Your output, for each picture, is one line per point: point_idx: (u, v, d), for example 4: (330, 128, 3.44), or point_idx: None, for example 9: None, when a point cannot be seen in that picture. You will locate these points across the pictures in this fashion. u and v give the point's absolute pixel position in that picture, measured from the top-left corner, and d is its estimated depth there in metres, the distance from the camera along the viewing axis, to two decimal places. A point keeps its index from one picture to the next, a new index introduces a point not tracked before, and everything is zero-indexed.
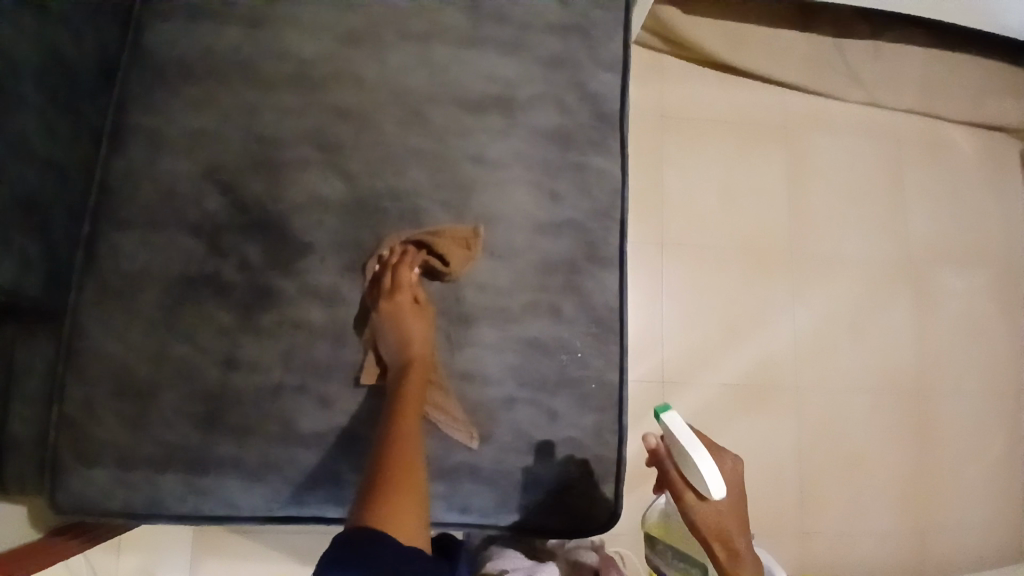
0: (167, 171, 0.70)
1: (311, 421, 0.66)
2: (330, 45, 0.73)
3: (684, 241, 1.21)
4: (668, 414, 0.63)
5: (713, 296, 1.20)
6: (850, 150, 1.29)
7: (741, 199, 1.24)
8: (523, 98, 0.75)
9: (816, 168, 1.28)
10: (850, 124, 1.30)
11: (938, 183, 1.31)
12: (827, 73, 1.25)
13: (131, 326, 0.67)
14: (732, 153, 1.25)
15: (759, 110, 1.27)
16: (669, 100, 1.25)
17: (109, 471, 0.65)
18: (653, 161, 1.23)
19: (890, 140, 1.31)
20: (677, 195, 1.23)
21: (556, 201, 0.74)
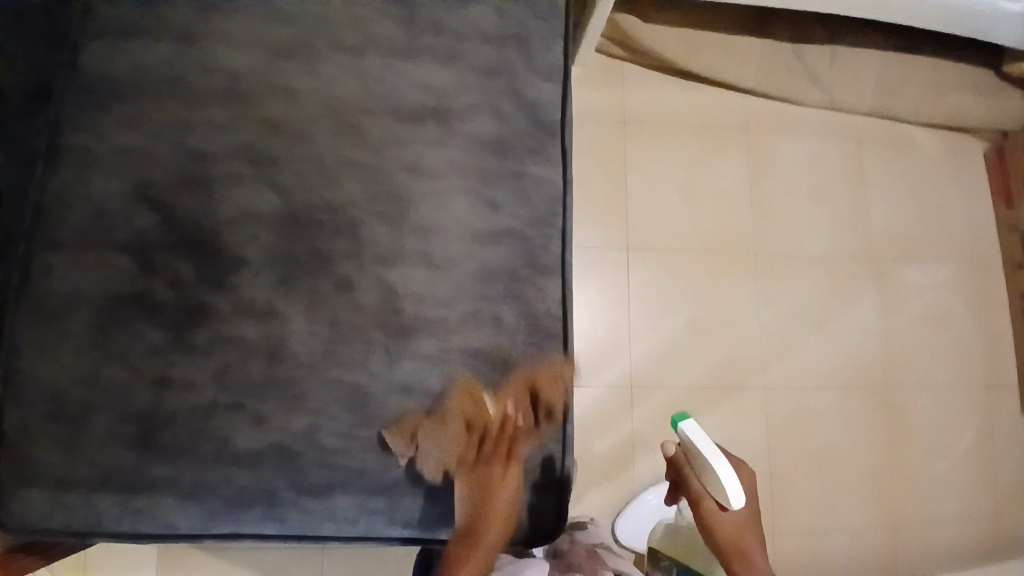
0: (97, 191, 0.69)
1: (246, 439, 0.66)
2: (262, 59, 0.73)
3: (648, 243, 1.21)
4: (685, 423, 0.64)
5: (680, 294, 1.20)
6: (808, 148, 1.30)
7: (703, 200, 1.25)
8: (459, 107, 0.75)
9: (776, 168, 1.29)
10: (807, 122, 1.31)
11: (900, 180, 1.33)
12: (788, 80, 1.25)
13: (62, 347, 0.66)
14: (695, 155, 1.26)
15: (719, 112, 1.28)
16: (628, 104, 1.26)
17: (39, 498, 0.64)
18: (615, 165, 1.23)
19: (848, 137, 1.32)
20: (640, 198, 1.23)
21: (494, 210, 0.74)
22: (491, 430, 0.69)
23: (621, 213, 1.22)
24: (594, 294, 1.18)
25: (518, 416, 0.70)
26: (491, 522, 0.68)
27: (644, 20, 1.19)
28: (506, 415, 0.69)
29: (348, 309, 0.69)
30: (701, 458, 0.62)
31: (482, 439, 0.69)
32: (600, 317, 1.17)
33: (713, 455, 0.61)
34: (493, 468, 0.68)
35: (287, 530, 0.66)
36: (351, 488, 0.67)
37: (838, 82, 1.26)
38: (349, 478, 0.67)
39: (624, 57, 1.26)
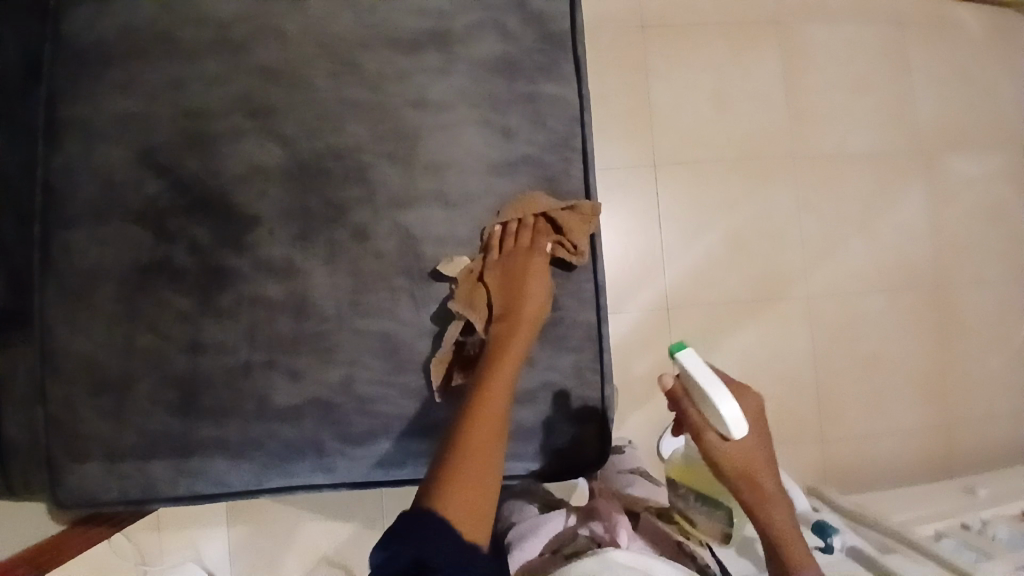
0: (101, 161, 0.67)
1: (284, 395, 0.66)
2: (245, 1, 0.68)
3: (677, 159, 1.15)
4: (683, 352, 0.59)
5: (714, 212, 1.14)
6: (845, 35, 1.19)
7: (734, 105, 1.16)
8: (460, 30, 0.70)
9: (811, 61, 1.18)
10: (843, 8, 1.19)
11: (950, 60, 1.20)
12: None
13: (94, 323, 0.66)
14: (722, 57, 1.16)
15: (745, 3, 1.17)
16: (644, 10, 1.16)
17: (99, 469, 0.67)
18: (635, 79, 1.15)
19: (890, 17, 1.20)
20: (666, 112, 1.15)
21: (508, 137, 0.70)
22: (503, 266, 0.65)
23: (644, 131, 1.15)
24: (622, 220, 1.13)
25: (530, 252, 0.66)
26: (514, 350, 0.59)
27: None
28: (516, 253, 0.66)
29: (368, 257, 0.67)
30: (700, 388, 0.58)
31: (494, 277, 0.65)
32: (632, 242, 1.13)
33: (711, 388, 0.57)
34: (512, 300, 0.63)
35: (336, 479, 0.67)
36: (394, 433, 0.67)
37: None
38: (391, 424, 0.67)
39: None
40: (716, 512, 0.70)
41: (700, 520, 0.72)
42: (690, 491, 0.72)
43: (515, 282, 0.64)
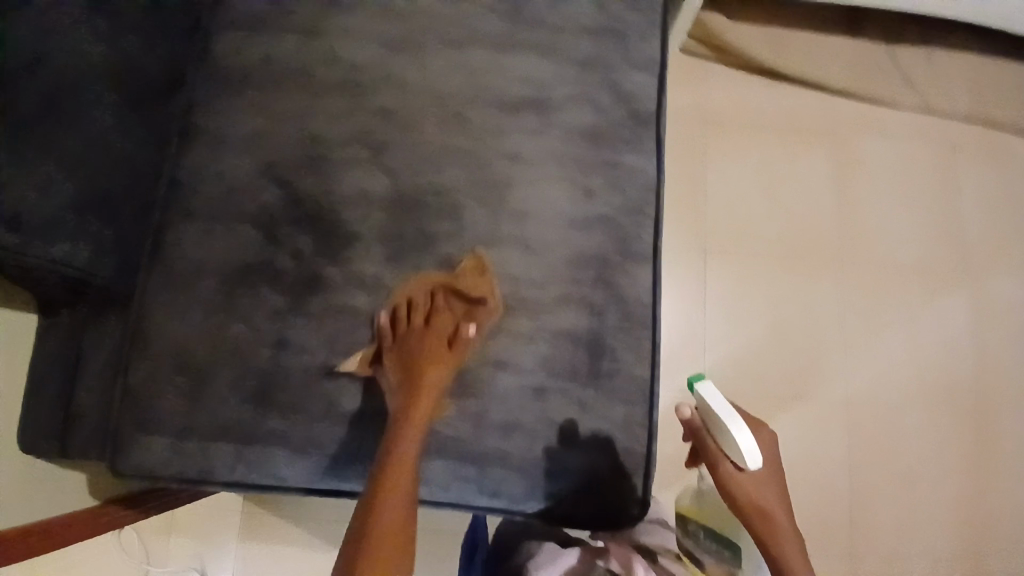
0: (227, 169, 0.75)
1: (351, 401, 0.70)
2: (377, 51, 0.78)
3: (727, 243, 1.20)
4: (702, 384, 0.61)
5: (759, 299, 1.18)
6: (899, 151, 1.26)
7: (787, 201, 1.22)
8: (558, 99, 0.78)
9: (864, 171, 1.25)
10: (900, 126, 1.27)
11: (1001, 187, 1.25)
12: (881, 75, 1.26)
13: (191, 309, 0.72)
14: (779, 156, 1.24)
15: (809, 111, 1.26)
16: (711, 104, 1.25)
17: (166, 447, 0.70)
18: (695, 165, 1.23)
19: (945, 140, 1.27)
20: (721, 197, 1.22)
21: (588, 196, 0.76)
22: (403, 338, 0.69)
23: (699, 213, 1.21)
24: (671, 294, 1.18)
25: (431, 319, 0.70)
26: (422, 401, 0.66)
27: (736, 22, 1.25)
28: (417, 319, 0.70)
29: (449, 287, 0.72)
30: (718, 420, 0.60)
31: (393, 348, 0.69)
32: (676, 318, 1.17)
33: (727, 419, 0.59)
34: (420, 366, 0.67)
35: None
36: (444, 454, 0.70)
37: (932, 83, 1.26)
38: (444, 445, 0.70)
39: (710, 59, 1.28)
40: (725, 552, 0.68)
41: (709, 560, 0.71)
42: (699, 529, 0.71)
43: (416, 352, 0.68)
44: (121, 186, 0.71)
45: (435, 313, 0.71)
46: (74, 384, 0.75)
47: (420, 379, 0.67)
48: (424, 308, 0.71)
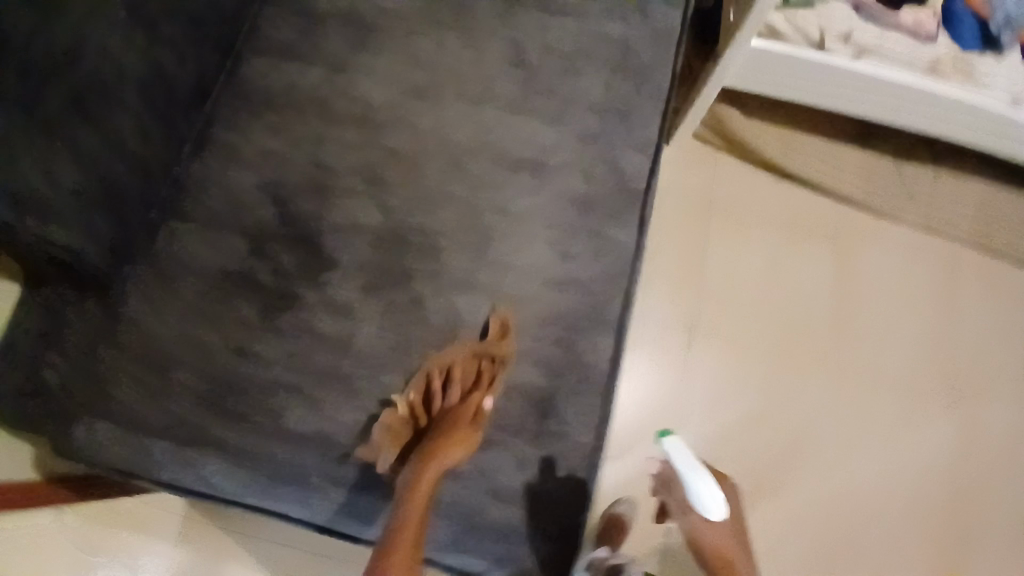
0: (231, 181, 0.79)
1: (298, 422, 0.71)
2: (394, 95, 0.83)
3: (713, 324, 1.21)
4: (667, 439, 0.70)
5: (738, 385, 1.18)
6: (899, 262, 1.28)
7: (778, 293, 1.24)
8: (554, 164, 0.82)
9: (860, 276, 1.26)
10: (902, 238, 1.29)
11: (1000, 315, 1.26)
12: (889, 186, 1.30)
13: (169, 303, 0.75)
14: (777, 247, 1.27)
15: (809, 207, 1.30)
16: (716, 186, 1.30)
17: (113, 438, 0.71)
18: (693, 241, 1.26)
19: (948, 260, 1.28)
20: (714, 278, 1.24)
21: (566, 259, 0.78)
22: (437, 407, 0.72)
23: (690, 290, 1.23)
24: (649, 367, 1.18)
25: (465, 395, 0.71)
26: (442, 460, 0.66)
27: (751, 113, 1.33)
28: (454, 390, 0.71)
29: (417, 325, 0.74)
30: (682, 471, 0.70)
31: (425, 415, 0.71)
32: (652, 389, 1.17)
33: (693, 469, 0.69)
34: (441, 438, 0.68)
35: (310, 516, 0.70)
36: (376, 489, 0.70)
37: (938, 203, 1.30)
38: (379, 482, 0.70)
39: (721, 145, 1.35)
40: None
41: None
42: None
43: (444, 423, 0.69)
44: (123, 179, 0.71)
45: (471, 386, 0.72)
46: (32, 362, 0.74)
47: (438, 450, 0.67)
48: (462, 379, 0.72)
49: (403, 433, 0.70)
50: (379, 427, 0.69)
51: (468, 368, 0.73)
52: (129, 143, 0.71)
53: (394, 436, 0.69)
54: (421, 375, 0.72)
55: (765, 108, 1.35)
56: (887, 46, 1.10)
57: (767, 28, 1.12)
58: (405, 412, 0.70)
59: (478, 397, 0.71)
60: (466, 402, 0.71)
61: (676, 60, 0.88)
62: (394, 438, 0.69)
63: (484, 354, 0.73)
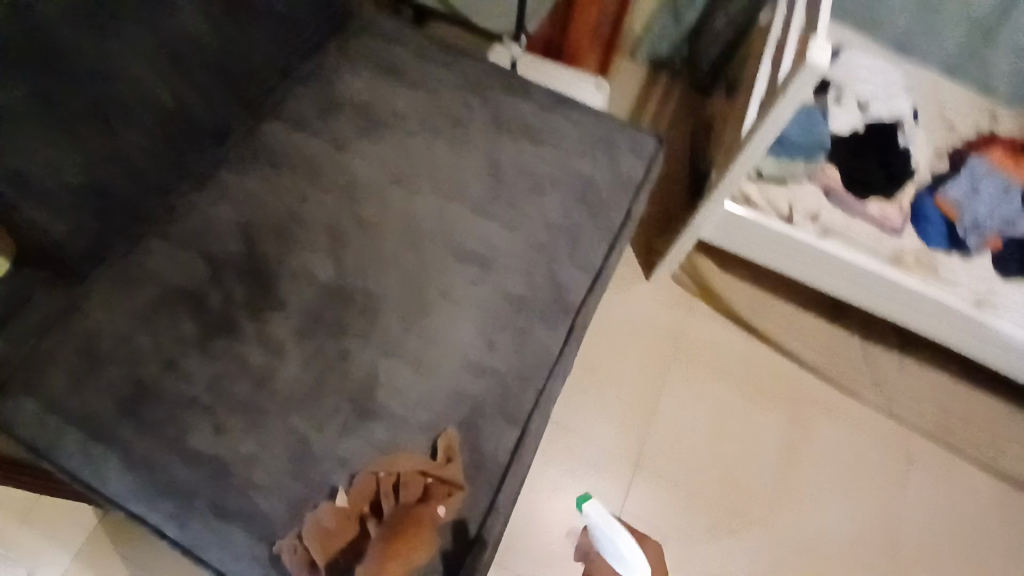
0: (217, 216, 0.90)
1: (198, 441, 0.75)
2: (380, 178, 0.97)
3: (666, 465, 1.41)
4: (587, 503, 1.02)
5: (687, 526, 1.36)
6: (849, 442, 1.47)
7: (730, 449, 1.44)
8: (500, 262, 0.92)
9: (809, 448, 1.46)
10: (854, 422, 1.49)
11: (943, 513, 1.42)
12: (843, 361, 1.54)
13: (125, 305, 0.82)
14: (737, 406, 1.49)
15: (762, 377, 1.53)
16: (685, 337, 1.55)
17: (31, 415, 0.76)
18: (654, 381, 1.50)
19: (900, 450, 1.47)
20: (673, 423, 1.46)
21: (490, 348, 0.85)
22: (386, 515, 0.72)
23: (647, 427, 1.45)
24: (606, 489, 1.38)
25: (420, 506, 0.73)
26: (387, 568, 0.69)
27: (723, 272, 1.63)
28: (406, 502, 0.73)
29: (335, 377, 0.80)
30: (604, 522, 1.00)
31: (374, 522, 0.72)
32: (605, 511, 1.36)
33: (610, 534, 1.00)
34: (388, 548, 0.70)
35: (182, 537, 0.72)
36: (250, 526, 0.72)
37: (894, 393, 1.51)
38: (255, 518, 0.72)
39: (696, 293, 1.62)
40: None
41: None
42: None
43: (395, 533, 0.70)
44: (126, 190, 0.84)
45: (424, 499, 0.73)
46: None
47: (386, 558, 0.69)
48: (416, 493, 0.73)
49: (347, 530, 0.72)
50: (321, 520, 0.71)
51: (422, 482, 0.74)
52: (137, 162, 0.83)
53: (334, 530, 0.71)
54: (370, 478, 0.74)
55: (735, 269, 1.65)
56: (847, 229, 1.39)
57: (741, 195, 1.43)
58: (349, 509, 0.73)
59: (429, 510, 0.73)
60: (416, 515, 0.72)
61: (630, 208, 1.04)
62: (336, 538, 0.71)
63: (429, 472, 0.75)
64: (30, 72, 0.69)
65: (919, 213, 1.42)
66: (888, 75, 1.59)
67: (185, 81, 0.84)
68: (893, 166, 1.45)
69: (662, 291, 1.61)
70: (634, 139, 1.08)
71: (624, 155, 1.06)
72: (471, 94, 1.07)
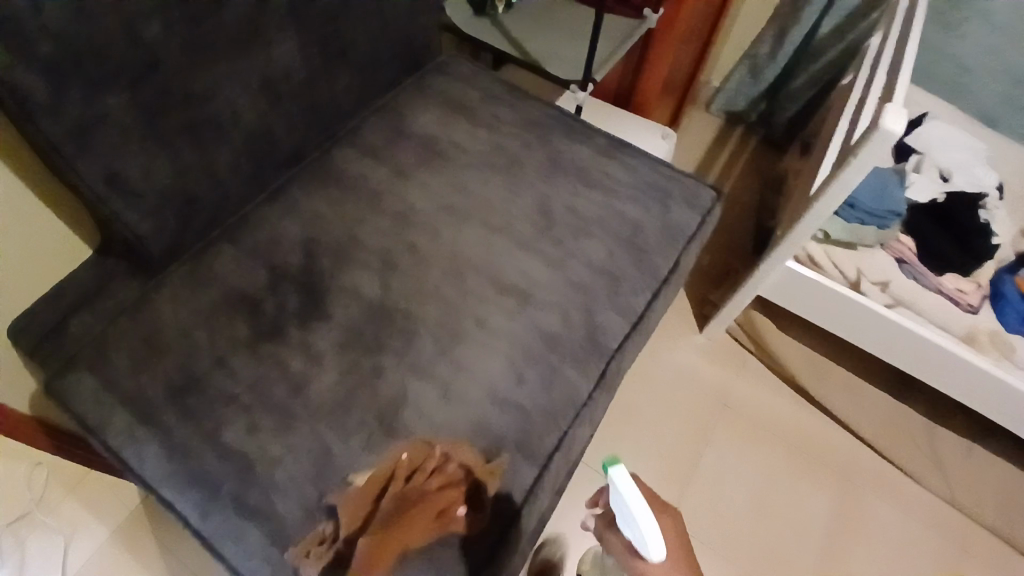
0: (282, 229, 0.97)
1: (231, 437, 0.79)
2: (435, 208, 1.01)
3: (702, 527, 1.34)
4: None
5: None
6: (905, 532, 1.37)
7: (774, 519, 1.36)
8: (540, 297, 0.93)
9: (860, 531, 1.36)
10: (911, 510, 1.40)
11: None
12: (902, 440, 1.49)
13: (189, 304, 0.89)
14: (785, 475, 1.41)
15: (816, 446, 1.46)
16: (734, 394, 1.51)
17: (93, 393, 0.82)
18: (697, 435, 1.45)
19: (961, 550, 1.36)
20: (714, 482, 1.39)
21: (518, 382, 0.86)
22: (412, 487, 0.73)
23: (685, 484, 1.38)
24: None
25: (443, 489, 0.74)
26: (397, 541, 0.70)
27: (780, 333, 1.62)
28: (434, 480, 0.74)
29: (366, 391, 0.83)
30: None
31: (396, 490, 0.73)
32: None
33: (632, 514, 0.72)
34: (404, 524, 0.71)
35: (202, 527, 0.76)
36: (263, 526, 0.74)
37: (956, 482, 1.44)
38: (267, 518, 0.75)
39: (750, 350, 1.59)
40: None
41: None
42: None
43: (412, 507, 0.72)
44: (206, 198, 0.91)
45: (449, 485, 0.75)
46: (72, 312, 0.89)
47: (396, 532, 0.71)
48: (445, 477, 0.75)
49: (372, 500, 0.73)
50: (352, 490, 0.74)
51: (455, 471, 0.76)
52: (220, 171, 0.91)
53: (360, 500, 0.73)
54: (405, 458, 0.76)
55: (793, 332, 1.63)
56: (919, 304, 1.31)
57: (805, 255, 1.39)
58: (377, 482, 0.74)
59: (452, 497, 0.74)
60: (438, 496, 0.74)
61: (677, 258, 1.03)
62: (360, 506, 0.73)
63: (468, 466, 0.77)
64: (137, 90, 0.76)
65: (997, 293, 1.32)
66: (973, 145, 1.50)
67: (274, 103, 0.92)
68: (971, 241, 1.37)
69: (714, 345, 1.58)
70: (688, 192, 1.09)
71: (677, 206, 1.07)
72: (531, 136, 1.12)
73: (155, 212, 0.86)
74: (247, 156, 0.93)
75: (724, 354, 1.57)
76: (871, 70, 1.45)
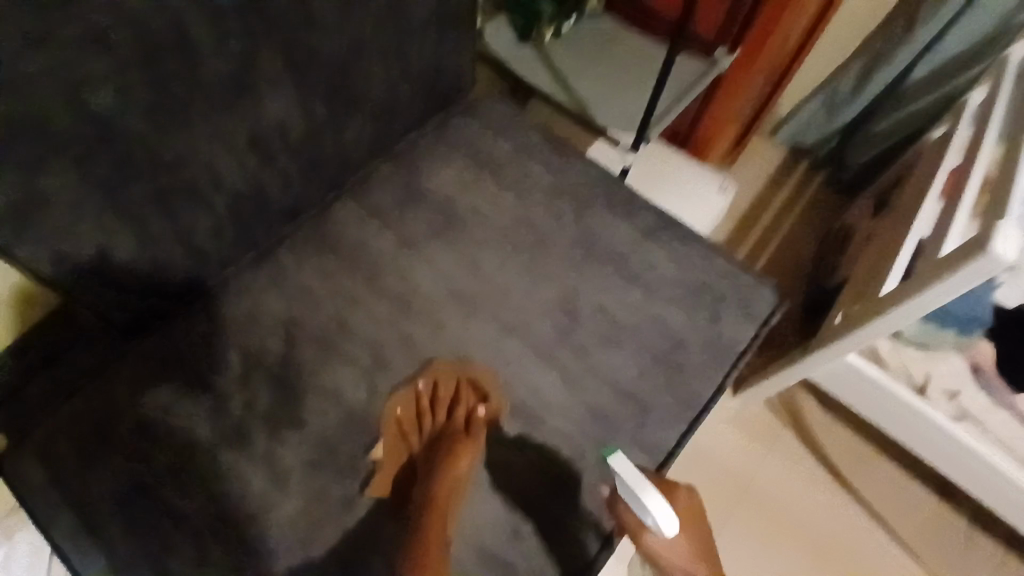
0: (264, 303, 0.84)
1: (178, 567, 0.70)
2: (443, 293, 0.87)
3: None
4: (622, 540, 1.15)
5: None
6: None
7: None
8: (549, 427, 0.82)
9: None
10: None
11: None
12: (945, 553, 1.30)
13: (151, 388, 0.77)
14: (805, 570, 1.29)
15: (845, 546, 1.31)
16: (762, 473, 1.36)
17: (38, 486, 0.72)
18: (716, 514, 1.32)
19: None
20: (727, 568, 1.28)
21: (513, 537, 0.77)
22: (428, 429, 0.81)
23: None
24: None
25: (451, 411, 0.82)
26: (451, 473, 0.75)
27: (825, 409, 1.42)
28: (439, 411, 0.82)
29: (336, 525, 0.74)
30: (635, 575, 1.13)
31: (417, 440, 0.80)
32: None
33: (640, 484, 0.71)
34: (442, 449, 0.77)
35: None
36: None
37: None
38: None
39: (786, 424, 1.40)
40: None
41: None
42: None
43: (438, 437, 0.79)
44: (178, 267, 0.77)
45: (453, 404, 0.82)
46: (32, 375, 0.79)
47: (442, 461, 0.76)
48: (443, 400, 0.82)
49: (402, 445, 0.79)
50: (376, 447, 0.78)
51: (448, 389, 0.83)
52: (196, 238, 0.77)
53: (389, 451, 0.78)
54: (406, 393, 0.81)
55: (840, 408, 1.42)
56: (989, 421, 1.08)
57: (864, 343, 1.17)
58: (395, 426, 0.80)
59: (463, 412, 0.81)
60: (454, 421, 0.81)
61: (721, 381, 0.88)
62: (395, 455, 0.78)
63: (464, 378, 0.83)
64: (88, 165, 0.61)
65: None
66: None
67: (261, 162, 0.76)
68: None
69: (746, 417, 1.40)
70: (743, 294, 0.91)
71: (728, 316, 0.90)
72: (565, 206, 0.94)
73: (115, 287, 0.72)
74: (229, 219, 0.78)
75: (756, 426, 1.40)
76: (969, 140, 1.13)
